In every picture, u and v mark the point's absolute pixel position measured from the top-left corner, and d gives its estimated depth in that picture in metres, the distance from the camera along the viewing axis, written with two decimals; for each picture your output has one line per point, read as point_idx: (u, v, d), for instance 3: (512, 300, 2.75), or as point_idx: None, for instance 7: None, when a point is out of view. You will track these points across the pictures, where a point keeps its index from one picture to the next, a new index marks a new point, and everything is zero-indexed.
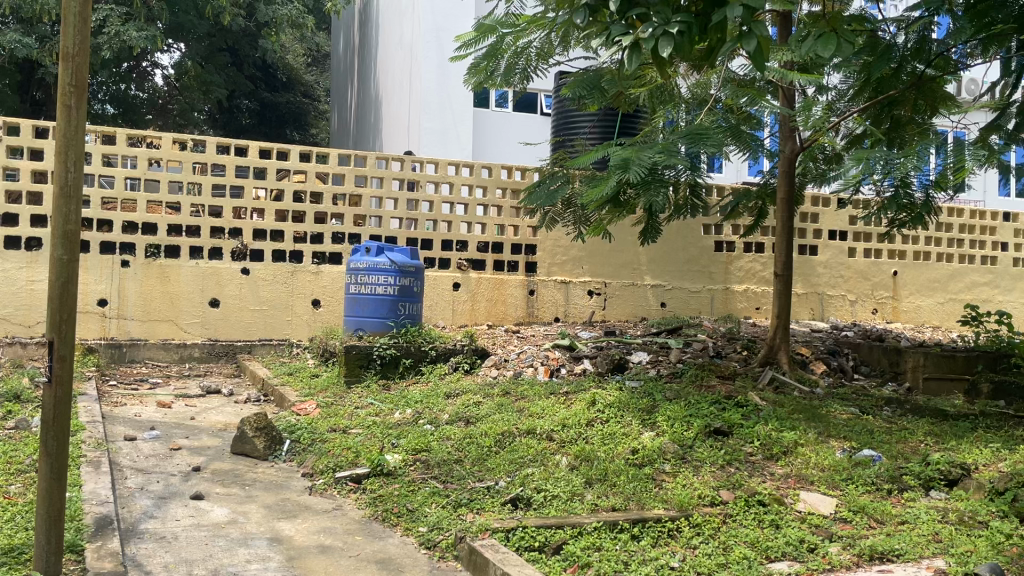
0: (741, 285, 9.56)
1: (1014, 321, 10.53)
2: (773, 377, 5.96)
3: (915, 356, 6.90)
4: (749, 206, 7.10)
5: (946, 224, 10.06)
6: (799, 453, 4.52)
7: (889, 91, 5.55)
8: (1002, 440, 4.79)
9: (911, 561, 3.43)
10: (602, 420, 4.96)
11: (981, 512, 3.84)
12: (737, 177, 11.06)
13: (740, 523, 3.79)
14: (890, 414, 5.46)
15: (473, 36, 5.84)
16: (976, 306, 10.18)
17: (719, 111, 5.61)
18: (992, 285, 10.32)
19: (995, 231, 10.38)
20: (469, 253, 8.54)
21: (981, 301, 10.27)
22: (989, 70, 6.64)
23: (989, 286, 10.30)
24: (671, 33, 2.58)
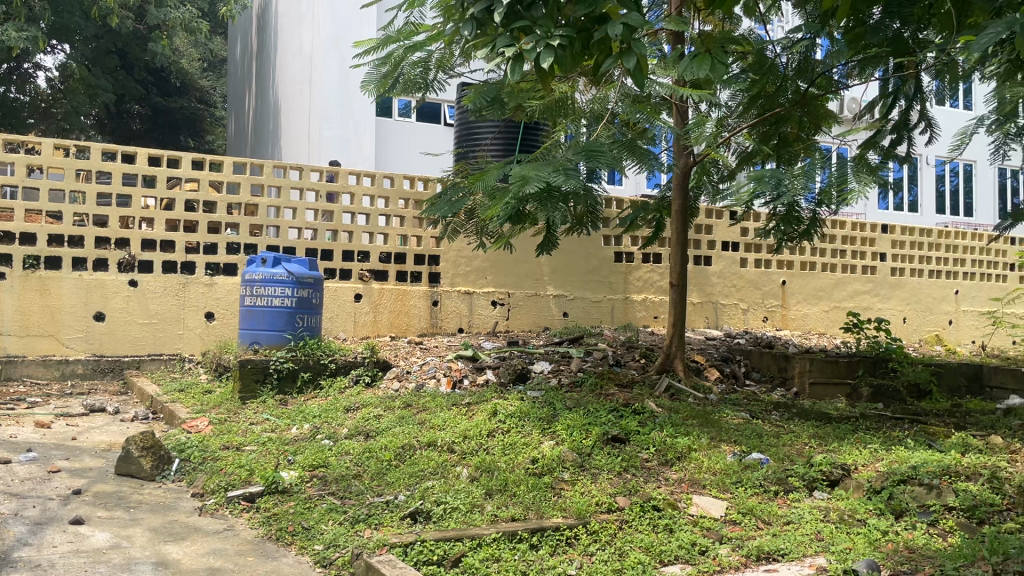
0: (640, 295, 9.80)
1: (893, 327, 11.14)
2: (669, 385, 6.13)
3: (801, 362, 7.14)
4: (647, 219, 7.30)
5: (830, 236, 10.57)
6: (692, 458, 4.66)
7: (774, 109, 5.77)
8: (879, 441, 5.05)
9: (795, 560, 3.57)
10: (502, 431, 4.99)
11: (859, 510, 4.03)
12: (636, 190, 11.34)
13: (635, 528, 3.87)
14: (778, 418, 5.69)
15: (374, 44, 5.78)
16: (858, 314, 10.73)
17: (614, 125, 5.74)
18: (873, 293, 10.90)
19: (875, 242, 10.97)
20: (371, 264, 8.45)
21: (862, 308, 10.82)
22: (866, 89, 7.01)
23: (870, 294, 10.87)
24: (552, 46, 2.65)
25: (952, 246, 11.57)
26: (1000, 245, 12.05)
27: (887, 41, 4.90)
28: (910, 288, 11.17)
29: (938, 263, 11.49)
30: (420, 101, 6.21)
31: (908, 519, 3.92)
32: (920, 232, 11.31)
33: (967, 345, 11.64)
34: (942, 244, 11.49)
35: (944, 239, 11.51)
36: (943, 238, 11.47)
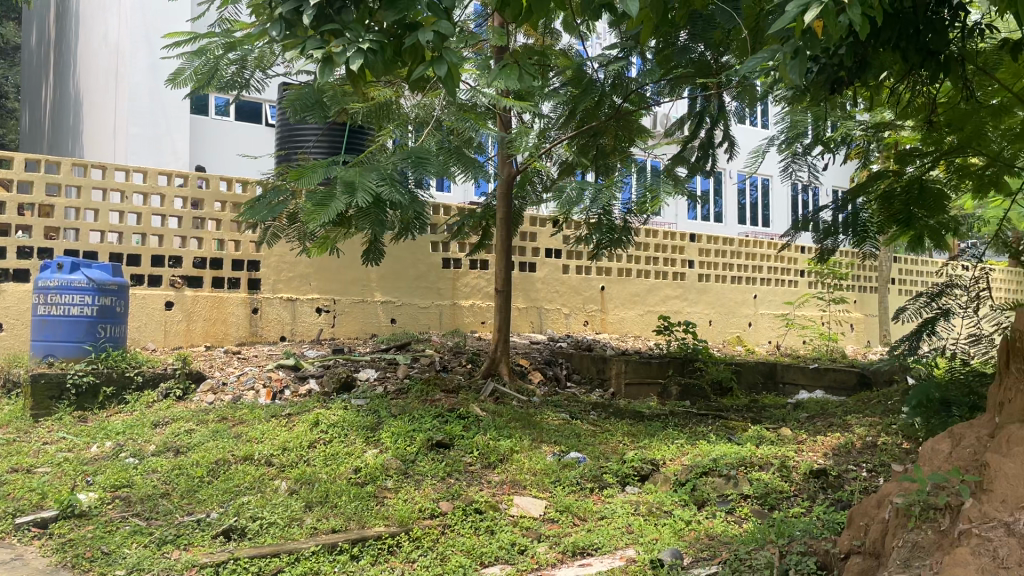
0: (467, 300, 9.91)
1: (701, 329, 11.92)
2: (494, 389, 6.25)
3: (617, 363, 7.51)
4: (474, 227, 7.46)
5: (643, 244, 11.21)
6: (514, 459, 4.78)
7: (592, 122, 6.00)
8: (685, 436, 5.39)
9: (607, 553, 3.75)
10: (324, 441, 4.88)
11: (666, 502, 4.29)
12: (463, 197, 11.50)
13: (457, 532, 3.91)
14: (596, 417, 5.95)
15: (188, 36, 5.48)
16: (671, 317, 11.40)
17: (440, 132, 5.80)
18: (682, 297, 11.62)
19: (684, 250, 11.71)
20: (184, 270, 8.01)
21: (674, 312, 11.52)
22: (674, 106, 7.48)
23: (680, 299, 11.59)
24: (363, 50, 2.63)
25: (752, 254, 12.53)
26: (792, 253, 13.20)
27: (692, 62, 5.21)
28: (714, 292, 12.03)
29: (740, 269, 12.44)
30: (237, 99, 5.98)
31: (708, 508, 4.21)
32: (723, 241, 12.18)
33: (765, 344, 12.61)
34: (743, 251, 12.43)
35: (745, 247, 12.46)
36: (744, 246, 12.42)
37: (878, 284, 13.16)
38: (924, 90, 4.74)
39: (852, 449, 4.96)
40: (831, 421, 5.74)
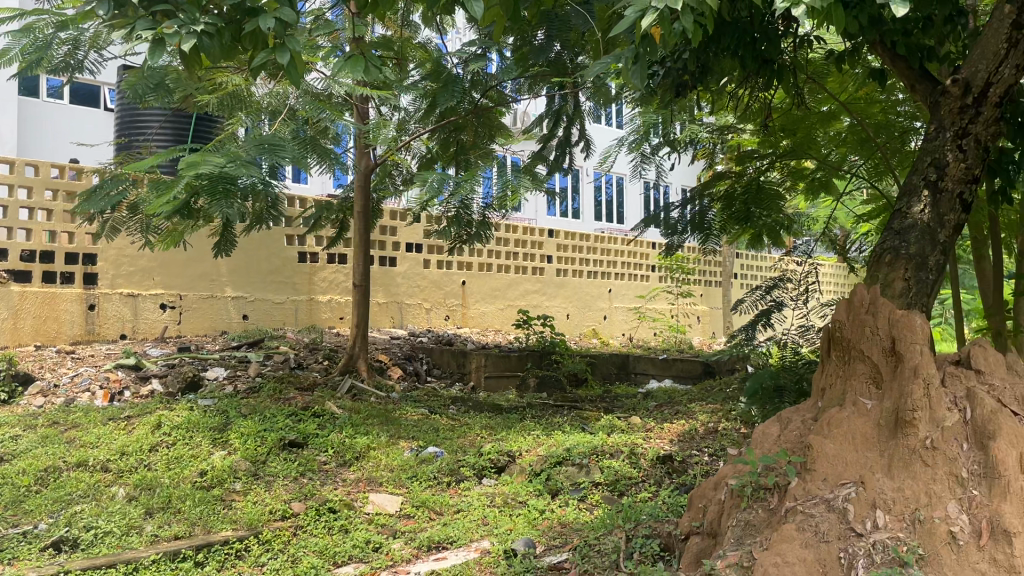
0: (325, 295, 9.71)
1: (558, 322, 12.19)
2: (352, 386, 6.16)
3: (477, 357, 7.61)
4: (331, 219, 7.33)
5: (504, 239, 11.35)
6: (370, 456, 4.73)
7: (451, 116, 5.96)
8: (541, 428, 5.50)
9: (463, 546, 3.77)
10: (167, 444, 4.65)
11: (521, 493, 4.37)
12: (321, 190, 11.26)
13: (310, 532, 3.82)
14: (455, 411, 5.97)
15: (11, 12, 5.05)
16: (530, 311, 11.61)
17: (293, 121, 5.61)
18: (540, 291, 11.84)
19: (543, 246, 11.95)
20: (10, 263, 7.40)
21: (533, 306, 11.73)
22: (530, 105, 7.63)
23: (539, 293, 11.81)
24: (197, 32, 2.55)
25: (607, 249, 12.95)
26: (644, 249, 13.75)
27: (548, 62, 5.28)
28: (572, 287, 12.34)
29: (596, 264, 12.83)
30: (69, 82, 5.60)
31: (562, 497, 4.32)
32: (580, 237, 12.52)
33: (620, 337, 13.09)
34: (599, 247, 12.81)
35: (601, 243, 12.85)
36: (600, 242, 12.82)
37: (723, 279, 13.92)
38: (760, 96, 5.05)
39: (696, 435, 5.22)
40: (677, 409, 6.02)
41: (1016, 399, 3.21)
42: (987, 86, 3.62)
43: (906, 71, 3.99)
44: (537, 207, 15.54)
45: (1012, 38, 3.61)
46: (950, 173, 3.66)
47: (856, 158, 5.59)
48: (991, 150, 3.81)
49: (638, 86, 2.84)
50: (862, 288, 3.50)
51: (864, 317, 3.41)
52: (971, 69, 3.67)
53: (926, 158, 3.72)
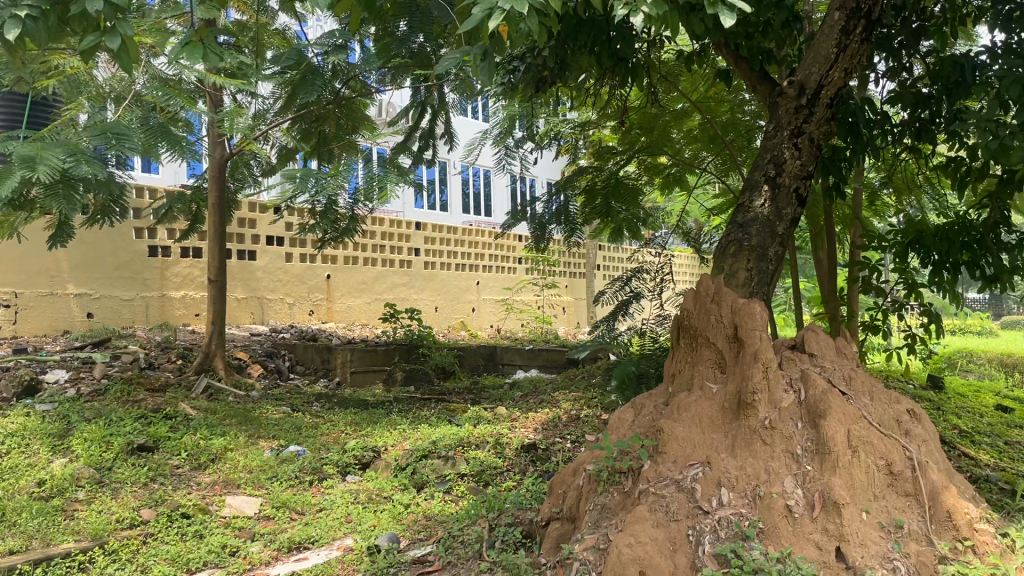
0: (178, 291, 9.32)
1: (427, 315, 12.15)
2: (208, 386, 5.94)
3: (342, 353, 7.44)
4: (185, 210, 7.03)
5: (369, 231, 11.21)
6: (227, 458, 4.58)
7: (310, 107, 5.73)
8: (408, 421, 5.48)
9: (325, 545, 3.71)
10: (0, 453, 4.32)
11: (386, 488, 4.34)
12: (174, 180, 10.74)
13: (161, 540, 3.64)
14: (318, 408, 5.85)
15: None
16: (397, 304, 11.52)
17: (140, 108, 5.29)
18: (408, 284, 11.76)
19: (410, 239, 11.88)
20: None
21: (401, 299, 11.65)
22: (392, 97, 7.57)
23: (406, 286, 11.73)
24: (18, 15, 2.37)
25: (474, 242, 13.03)
26: (511, 242, 13.94)
27: (411, 53, 5.17)
28: (440, 280, 12.34)
29: (464, 257, 12.89)
30: None
31: (427, 490, 4.31)
32: (447, 230, 12.53)
33: (488, 328, 13.23)
34: (466, 240, 12.87)
35: (468, 236, 12.93)
36: (468, 234, 12.89)
37: (588, 270, 14.30)
38: (618, 93, 5.21)
39: (559, 423, 5.34)
40: (541, 398, 6.14)
41: (843, 379, 3.50)
42: (818, 88, 3.88)
43: (748, 72, 4.24)
44: (404, 200, 15.18)
45: (840, 43, 3.86)
46: (787, 169, 3.90)
47: (707, 155, 5.88)
48: (823, 148, 4.09)
49: (486, 84, 2.84)
50: (708, 278, 3.68)
51: (709, 305, 3.59)
52: (804, 72, 3.91)
53: (766, 155, 3.95)
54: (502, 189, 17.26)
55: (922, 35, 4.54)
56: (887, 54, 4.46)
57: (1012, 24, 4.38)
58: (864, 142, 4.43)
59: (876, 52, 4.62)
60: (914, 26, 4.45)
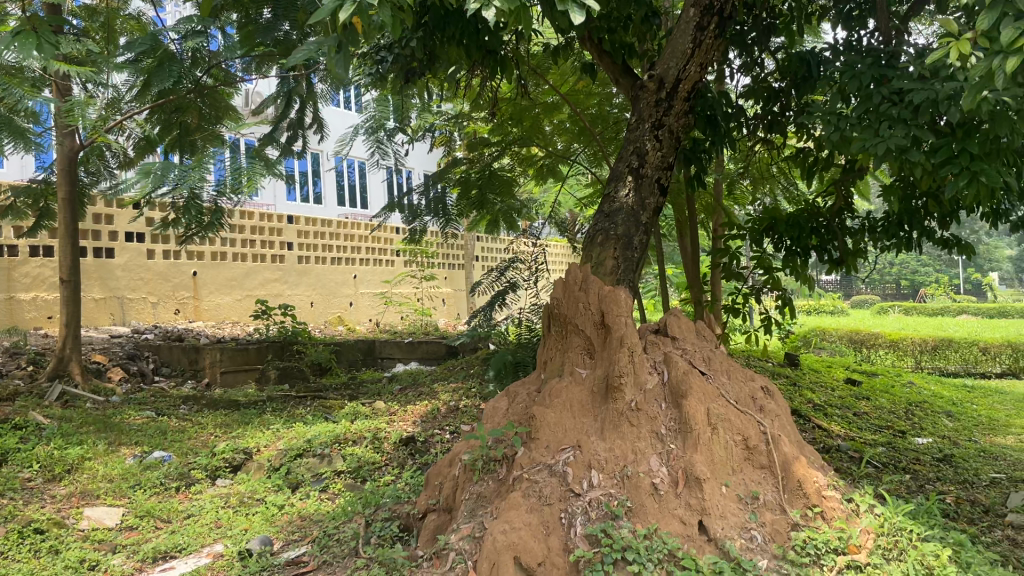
0: (28, 293, 8.74)
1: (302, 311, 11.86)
2: (63, 392, 5.60)
3: (210, 352, 7.19)
4: (31, 206, 6.58)
5: (238, 226, 10.84)
6: (85, 467, 4.35)
7: (169, 97, 5.44)
8: (281, 420, 5.34)
9: (193, 552, 3.57)
10: None
11: (258, 490, 4.22)
12: (21, 173, 10.04)
13: (12, 558, 3.40)
14: (186, 411, 5.62)
15: None
16: (268, 301, 11.20)
17: None
18: (281, 280, 11.45)
19: (281, 233, 11.57)
20: None
21: (273, 295, 11.34)
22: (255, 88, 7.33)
23: (279, 281, 11.43)
24: None
25: (349, 235, 12.84)
26: (388, 234, 13.83)
27: (277, 42, 4.95)
28: (316, 274, 12.06)
29: (339, 250, 12.64)
30: None
31: (302, 489, 4.23)
32: (321, 223, 12.29)
33: (366, 323, 13.04)
34: (342, 233, 12.66)
35: (343, 229, 12.71)
36: (342, 227, 12.67)
37: (467, 261, 14.36)
38: (488, 86, 5.25)
39: (437, 415, 5.34)
40: (420, 391, 6.13)
41: (703, 360, 3.67)
42: (676, 82, 4.04)
43: (612, 65, 4.34)
44: (275, 194, 14.47)
45: (695, 39, 4.03)
46: (649, 160, 4.04)
47: (577, 147, 6.02)
48: (683, 140, 4.26)
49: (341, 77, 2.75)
50: (575, 267, 3.77)
51: (578, 293, 3.67)
52: (663, 66, 4.06)
53: (629, 147, 4.06)
54: (377, 180, 16.82)
55: (773, 32, 4.80)
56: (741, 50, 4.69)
57: (851, 23, 4.69)
58: (722, 134, 4.65)
59: (730, 48, 4.85)
60: (764, 23, 4.69)
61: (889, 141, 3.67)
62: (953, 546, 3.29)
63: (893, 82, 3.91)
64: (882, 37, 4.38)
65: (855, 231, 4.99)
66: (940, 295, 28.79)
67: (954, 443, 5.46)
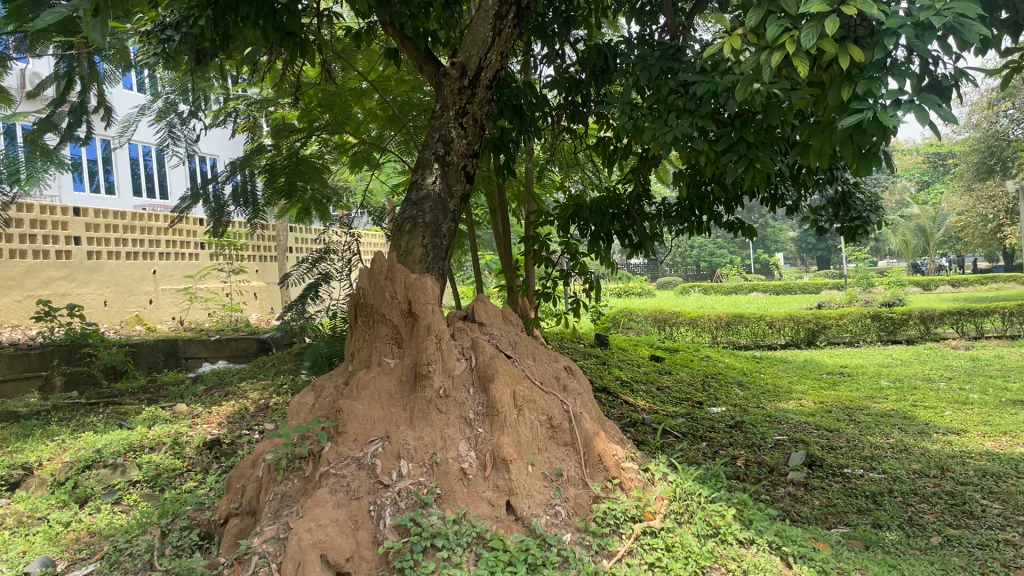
0: None
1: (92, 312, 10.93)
2: None
3: None
4: None
5: (16, 220, 9.81)
6: None
7: None
8: (68, 431, 4.92)
9: None
10: None
11: (39, 508, 3.85)
12: None
13: None
14: None
15: None
16: (55, 301, 10.25)
17: None
18: (69, 278, 10.55)
19: (68, 226, 10.60)
20: None
21: (60, 295, 10.40)
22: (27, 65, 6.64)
23: (66, 280, 10.51)
24: None
25: (147, 227, 12.01)
26: (191, 226, 13.05)
27: None
28: (109, 270, 11.20)
29: (134, 244, 11.78)
30: None
31: (91, 504, 3.91)
32: (113, 216, 11.42)
33: (169, 322, 12.18)
34: (137, 225, 11.84)
35: (139, 221, 11.87)
36: (138, 219, 11.82)
37: (280, 253, 13.88)
38: (290, 70, 5.05)
39: (245, 414, 5.12)
40: (227, 390, 5.85)
41: (509, 344, 3.76)
42: (478, 70, 4.08)
43: (414, 51, 4.30)
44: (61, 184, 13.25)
45: (495, 27, 4.09)
46: (455, 148, 4.04)
47: (390, 133, 5.94)
48: (487, 128, 4.31)
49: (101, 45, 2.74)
50: (381, 255, 3.71)
51: (383, 282, 3.61)
52: (465, 53, 4.08)
53: (434, 134, 4.04)
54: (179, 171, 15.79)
55: (573, 23, 4.95)
56: (543, 40, 4.81)
57: (643, 17, 4.93)
58: (528, 123, 4.74)
59: (534, 38, 4.96)
60: (564, 14, 4.82)
61: (676, 130, 3.89)
62: (737, 505, 3.58)
63: (680, 75, 4.15)
64: (670, 31, 4.64)
65: (653, 216, 5.27)
66: (733, 275, 31.20)
67: (743, 410, 5.93)
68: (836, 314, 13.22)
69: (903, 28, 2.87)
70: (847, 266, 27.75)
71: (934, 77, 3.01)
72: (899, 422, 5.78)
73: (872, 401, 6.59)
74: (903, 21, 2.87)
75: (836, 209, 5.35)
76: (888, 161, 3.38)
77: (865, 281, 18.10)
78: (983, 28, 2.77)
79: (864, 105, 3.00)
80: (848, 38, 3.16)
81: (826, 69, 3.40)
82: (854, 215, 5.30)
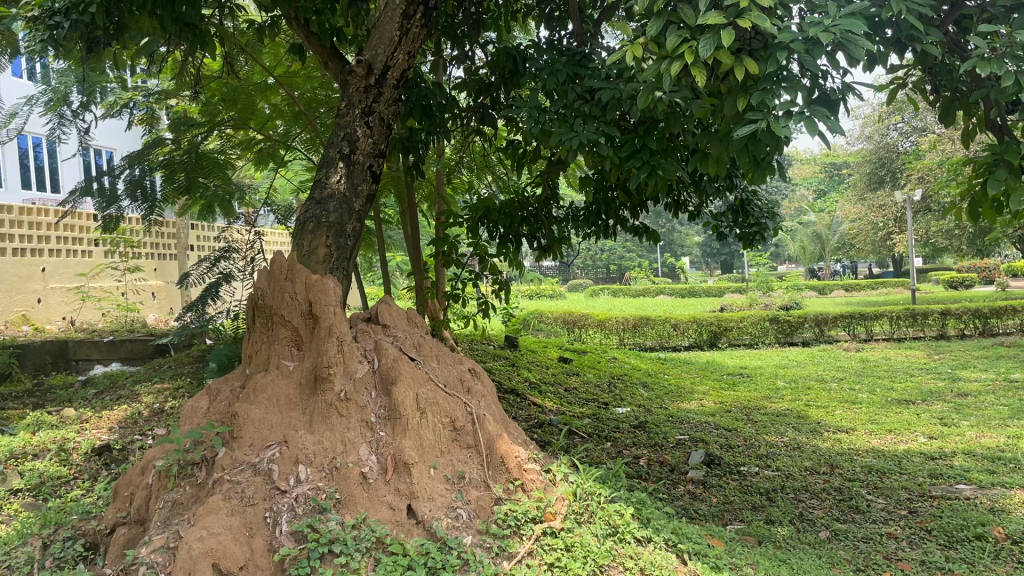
0: None
1: None
2: None
3: None
4: None
5: None
6: None
7: None
8: None
9: None
10: None
11: None
12: None
13: None
14: None
15: None
16: None
17: None
18: None
19: None
20: None
21: None
22: None
23: None
24: None
25: (36, 223, 11.41)
26: (83, 222, 12.47)
27: None
28: None
29: (22, 241, 11.18)
30: None
31: None
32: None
33: (58, 322, 11.59)
34: (24, 221, 11.25)
35: (26, 217, 11.27)
36: (25, 214, 11.22)
37: (181, 251, 13.42)
38: (191, 63, 4.89)
39: (139, 419, 4.92)
40: (120, 394, 5.61)
41: (413, 346, 3.74)
42: (384, 69, 4.04)
43: (319, 48, 4.21)
44: None
45: (402, 27, 4.06)
46: (360, 147, 3.99)
47: (297, 131, 5.83)
48: (394, 127, 4.27)
49: None
50: (280, 255, 3.62)
51: (283, 283, 3.52)
52: (371, 52, 4.03)
53: (339, 133, 3.98)
54: (71, 165, 15.06)
55: (482, 26, 4.96)
56: (452, 42, 4.80)
57: (552, 23, 4.98)
58: (437, 123, 4.72)
59: (443, 40, 4.94)
60: (474, 16, 4.83)
61: (582, 136, 3.93)
62: (636, 504, 3.67)
63: (586, 81, 4.20)
64: (578, 38, 4.69)
65: (560, 219, 5.32)
66: (642, 278, 31.82)
67: (647, 411, 6.05)
68: (737, 316, 13.66)
69: (794, 43, 2.98)
70: (750, 271, 28.74)
71: (824, 91, 3.13)
72: (793, 420, 6.02)
73: (769, 401, 6.84)
74: (795, 35, 2.98)
75: (735, 215, 5.53)
76: (781, 170, 3.51)
77: (766, 285, 18.79)
78: (867, 45, 2.91)
79: (759, 115, 3.10)
80: (743, 51, 3.26)
81: (723, 79, 3.50)
82: (752, 221, 5.50)
